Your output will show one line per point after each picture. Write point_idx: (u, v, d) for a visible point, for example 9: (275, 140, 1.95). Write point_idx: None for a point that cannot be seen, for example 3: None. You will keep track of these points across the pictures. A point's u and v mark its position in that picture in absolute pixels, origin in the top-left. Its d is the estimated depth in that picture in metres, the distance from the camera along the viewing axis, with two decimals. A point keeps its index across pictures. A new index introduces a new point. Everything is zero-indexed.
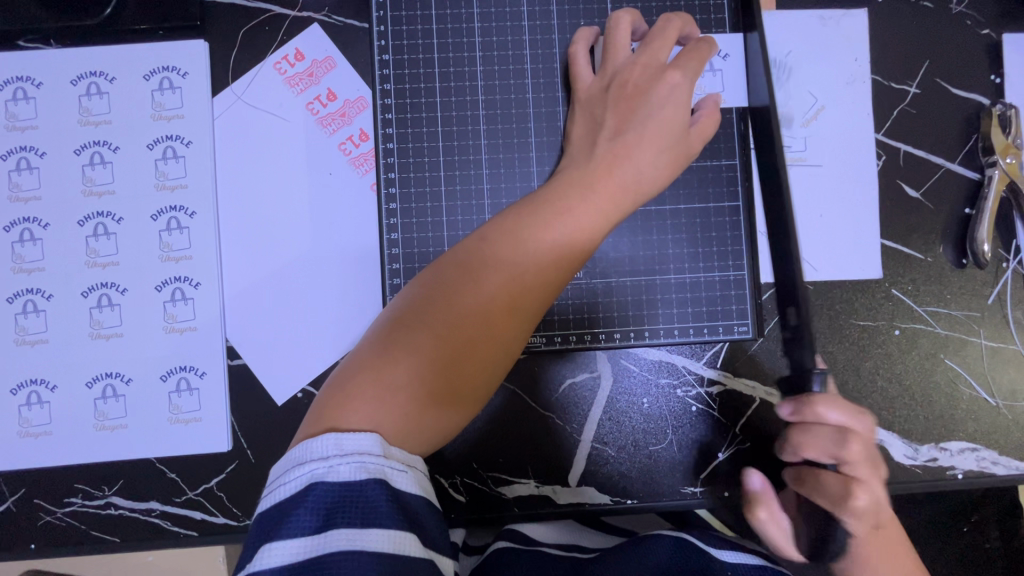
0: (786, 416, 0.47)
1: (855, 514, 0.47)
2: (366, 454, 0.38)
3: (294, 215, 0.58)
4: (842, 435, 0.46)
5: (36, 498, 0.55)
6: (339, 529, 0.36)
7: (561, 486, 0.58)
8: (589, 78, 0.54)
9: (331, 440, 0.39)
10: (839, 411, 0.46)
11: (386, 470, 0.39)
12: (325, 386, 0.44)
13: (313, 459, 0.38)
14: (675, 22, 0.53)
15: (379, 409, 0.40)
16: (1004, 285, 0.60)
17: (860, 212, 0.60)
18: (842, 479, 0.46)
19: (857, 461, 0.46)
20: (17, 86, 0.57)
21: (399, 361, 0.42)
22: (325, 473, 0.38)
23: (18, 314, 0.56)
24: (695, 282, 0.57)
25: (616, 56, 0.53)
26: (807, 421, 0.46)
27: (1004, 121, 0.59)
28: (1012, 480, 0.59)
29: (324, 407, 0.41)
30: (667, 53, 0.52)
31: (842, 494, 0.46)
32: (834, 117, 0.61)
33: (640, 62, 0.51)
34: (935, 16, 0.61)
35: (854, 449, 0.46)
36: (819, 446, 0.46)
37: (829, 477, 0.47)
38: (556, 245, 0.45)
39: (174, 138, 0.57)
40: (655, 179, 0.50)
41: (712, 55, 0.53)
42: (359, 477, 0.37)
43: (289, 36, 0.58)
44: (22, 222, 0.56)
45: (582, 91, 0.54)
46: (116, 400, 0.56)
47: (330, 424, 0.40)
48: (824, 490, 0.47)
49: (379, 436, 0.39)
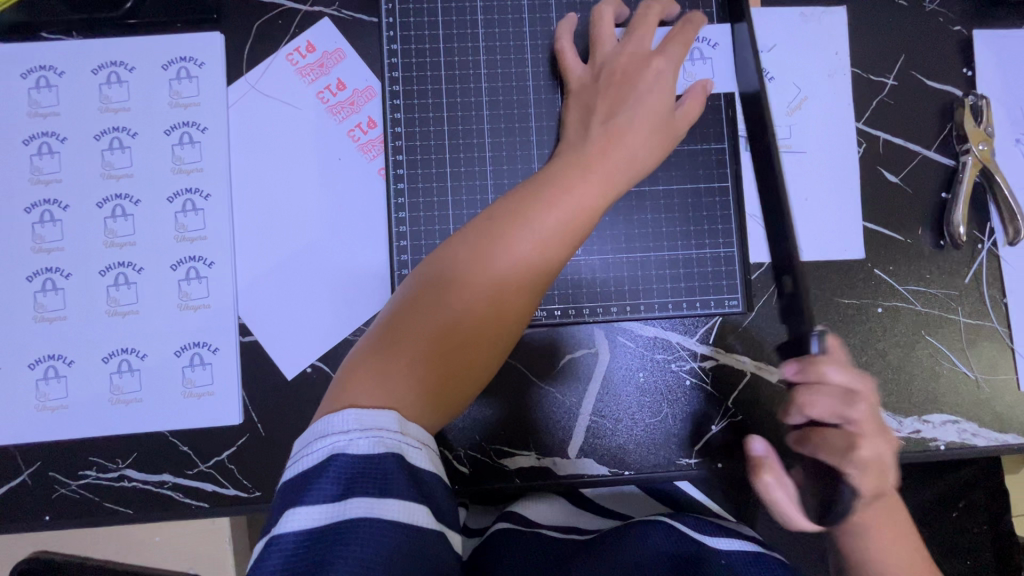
0: (792, 375, 0.52)
1: (862, 469, 0.50)
2: (384, 430, 0.40)
3: (306, 197, 0.60)
4: (849, 397, 0.51)
5: (51, 470, 0.57)
6: (357, 498, 0.37)
7: (561, 458, 0.60)
8: (579, 69, 0.57)
9: (350, 416, 0.40)
10: (840, 373, 0.50)
11: (403, 446, 0.40)
12: (342, 368, 0.46)
13: (334, 433, 0.40)
14: (653, 10, 0.58)
15: (396, 386, 0.43)
16: (980, 265, 0.63)
17: (843, 195, 0.64)
18: (843, 435, 0.51)
19: (862, 421, 0.51)
20: (40, 74, 0.60)
21: (413, 340, 0.44)
22: (345, 446, 0.39)
23: (37, 292, 0.58)
24: (687, 259, 0.61)
25: (602, 48, 0.57)
26: (811, 382, 0.51)
27: (976, 110, 0.63)
28: (992, 450, 0.62)
29: (343, 386, 0.43)
30: (648, 40, 0.57)
31: (847, 449, 0.50)
32: (817, 106, 0.64)
33: (626, 51, 0.56)
34: (909, 13, 0.65)
35: (860, 408, 0.51)
36: (823, 405, 0.51)
37: (831, 435, 0.51)
38: (559, 223, 0.48)
39: (190, 124, 0.60)
40: (648, 157, 0.53)
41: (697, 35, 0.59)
42: (377, 451, 0.39)
43: (301, 28, 0.61)
44: (43, 204, 0.59)
45: (573, 80, 0.57)
46: (131, 375, 0.58)
47: (349, 400, 0.42)
48: (828, 445, 0.51)
49: (397, 414, 0.41)
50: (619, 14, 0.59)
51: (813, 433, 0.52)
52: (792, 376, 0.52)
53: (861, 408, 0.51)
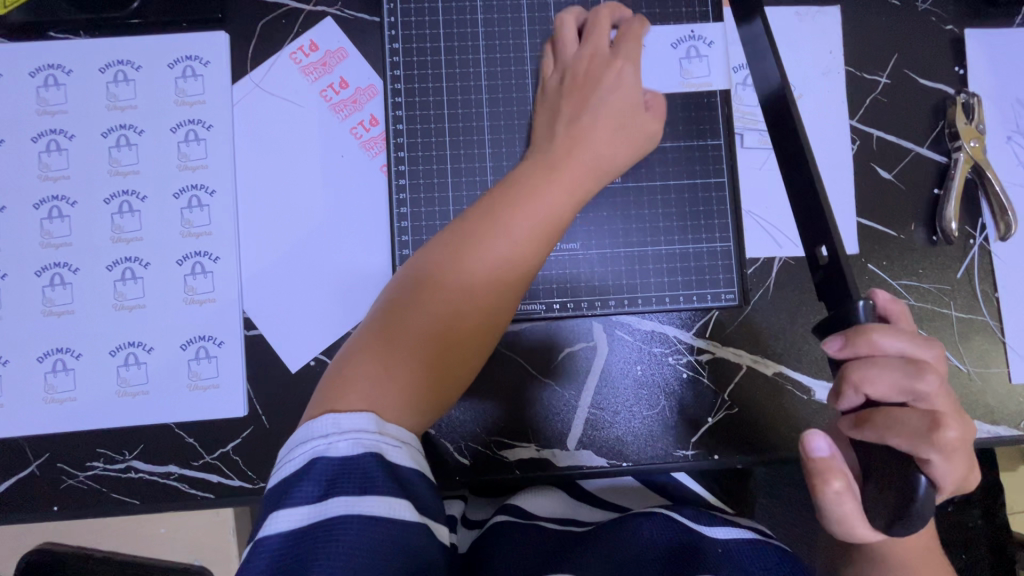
0: (837, 352, 0.41)
1: (947, 454, 0.39)
2: (363, 431, 0.41)
3: (309, 193, 0.61)
4: (914, 367, 0.40)
5: (60, 462, 0.58)
6: (338, 497, 0.38)
7: (560, 449, 0.61)
8: (546, 75, 0.59)
9: (330, 420, 0.41)
10: (895, 339, 0.41)
11: (382, 446, 0.41)
12: (325, 377, 0.47)
13: (314, 438, 0.41)
14: (604, 13, 0.59)
15: (374, 390, 0.43)
16: (971, 260, 0.65)
17: (836, 192, 0.65)
18: (922, 415, 0.39)
19: (933, 395, 0.40)
20: (48, 73, 0.61)
21: (390, 345, 0.45)
22: (325, 449, 0.40)
23: (46, 286, 0.59)
24: (683, 254, 0.62)
25: (565, 51, 0.59)
26: (862, 356, 0.41)
27: (968, 108, 0.64)
28: (984, 442, 0.63)
29: (327, 392, 0.44)
30: (605, 40, 0.58)
31: (928, 430, 0.39)
32: (811, 104, 0.65)
33: (586, 56, 0.57)
34: (902, 12, 0.66)
35: (930, 380, 0.40)
36: (883, 380, 0.41)
37: (906, 416, 0.40)
38: (528, 224, 0.49)
39: (195, 121, 0.61)
40: (618, 156, 0.55)
41: (646, 31, 0.60)
42: (355, 452, 0.40)
43: (305, 28, 0.62)
44: (51, 200, 0.60)
45: (545, 85, 0.59)
46: (138, 368, 0.59)
47: (330, 406, 0.43)
48: (904, 428, 0.40)
49: (375, 416, 0.42)
50: (580, 19, 0.60)
51: (879, 415, 0.41)
52: (837, 354, 0.42)
53: (933, 379, 0.40)
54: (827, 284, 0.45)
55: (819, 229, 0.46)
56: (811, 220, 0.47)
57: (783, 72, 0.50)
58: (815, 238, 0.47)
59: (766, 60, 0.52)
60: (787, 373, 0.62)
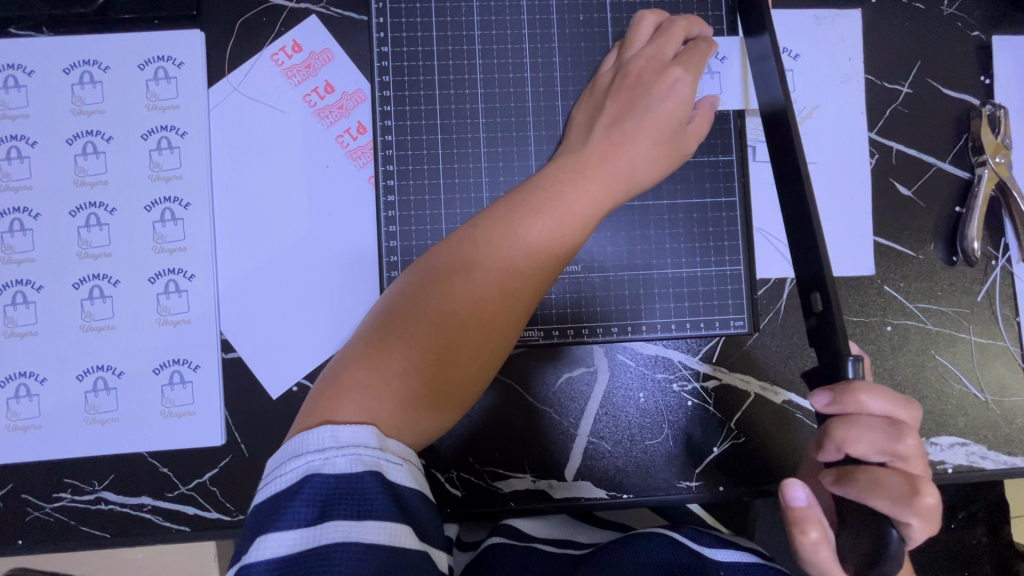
0: (823, 407, 0.41)
1: (926, 519, 0.38)
2: (363, 447, 0.37)
3: (291, 206, 0.57)
4: (896, 429, 0.40)
5: (24, 493, 0.54)
6: (334, 521, 0.34)
7: (557, 480, 0.58)
8: (602, 71, 0.56)
9: (327, 433, 0.37)
10: (881, 398, 0.40)
11: (383, 463, 0.37)
12: (324, 376, 0.43)
13: (309, 451, 0.37)
14: (681, 23, 0.55)
15: (370, 401, 0.40)
16: (993, 282, 0.61)
17: (853, 210, 0.61)
18: (902, 478, 0.39)
19: (911, 457, 0.40)
20: (8, 74, 0.56)
21: (393, 350, 0.41)
22: (321, 465, 0.36)
23: (7, 305, 0.55)
24: (691, 277, 0.58)
25: (629, 49, 0.55)
26: (847, 413, 0.41)
27: (993, 121, 0.61)
28: (1002, 474, 0.60)
29: (321, 400, 0.40)
30: (672, 48, 0.54)
31: (909, 495, 0.38)
32: (828, 116, 0.61)
33: (646, 54, 0.53)
34: (926, 17, 0.62)
35: (909, 442, 0.40)
36: (866, 440, 0.40)
37: (886, 477, 0.40)
38: (550, 231, 0.45)
39: (168, 128, 0.57)
40: (649, 170, 0.50)
41: (712, 54, 0.55)
42: (355, 470, 0.36)
43: (287, 27, 0.58)
44: (13, 212, 0.56)
45: (596, 82, 0.55)
46: (107, 394, 0.55)
47: (325, 417, 0.39)
48: (885, 490, 0.39)
49: (375, 429, 0.38)
50: (661, 19, 0.56)
51: (861, 474, 0.40)
52: (825, 408, 0.41)
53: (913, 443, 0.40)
54: (819, 331, 0.44)
55: (817, 275, 0.45)
56: (812, 257, 0.46)
57: (786, 92, 0.48)
58: (812, 283, 0.46)
59: (770, 79, 0.51)
60: (796, 402, 0.59)
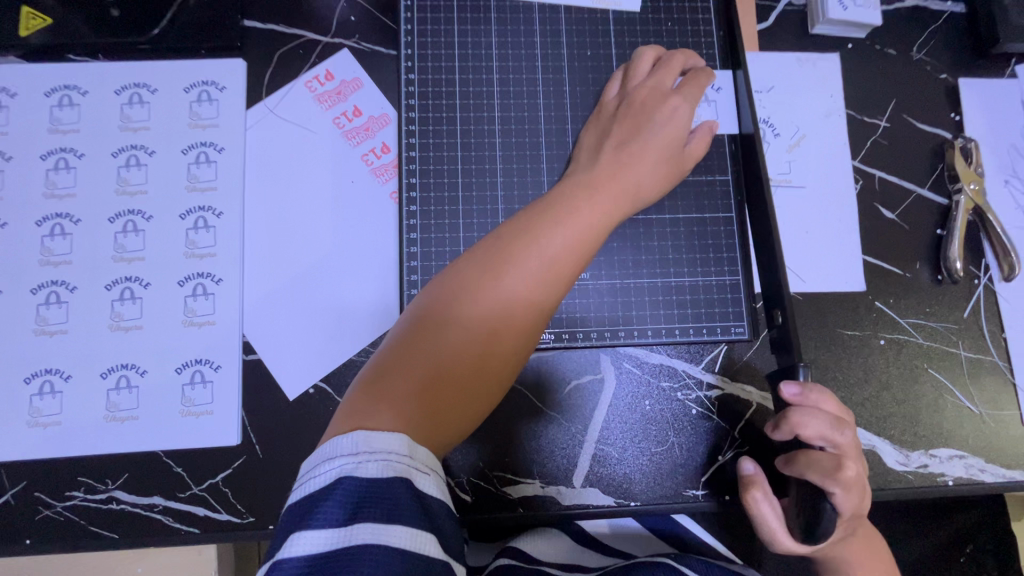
0: (791, 396, 0.49)
1: (848, 490, 0.47)
2: (393, 454, 0.38)
3: (317, 217, 0.61)
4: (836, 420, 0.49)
5: (37, 490, 0.55)
6: (364, 524, 0.36)
7: (566, 487, 0.59)
8: (609, 97, 0.61)
9: (360, 437, 0.39)
10: (832, 402, 0.50)
11: (411, 470, 0.39)
12: (353, 383, 0.44)
13: (342, 455, 0.38)
14: (680, 58, 0.61)
15: (406, 406, 0.42)
16: (977, 299, 0.65)
17: (842, 230, 0.65)
18: (832, 456, 0.48)
19: (846, 446, 0.49)
20: (63, 94, 0.61)
21: (424, 359, 0.44)
22: (353, 469, 0.38)
23: (41, 305, 0.57)
24: (693, 286, 0.61)
25: (633, 80, 0.60)
26: (806, 405, 0.49)
27: (966, 152, 0.66)
28: (1001, 487, 0.61)
29: (357, 404, 0.42)
30: (673, 80, 0.59)
31: (834, 469, 0.47)
32: (815, 144, 0.67)
33: (650, 85, 0.59)
34: (899, 60, 0.69)
35: (845, 433, 0.49)
36: (814, 427, 0.48)
37: (819, 457, 0.49)
38: (566, 245, 0.48)
39: (207, 144, 0.61)
40: (653, 186, 0.55)
41: (710, 84, 0.61)
42: (385, 475, 0.38)
43: (322, 58, 0.64)
44: (55, 218, 0.59)
45: (602, 108, 0.60)
46: (128, 392, 0.57)
47: (360, 418, 0.41)
48: (815, 466, 0.48)
49: (406, 437, 0.40)
50: (661, 54, 0.62)
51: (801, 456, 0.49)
52: (793, 397, 0.49)
53: (847, 432, 0.49)
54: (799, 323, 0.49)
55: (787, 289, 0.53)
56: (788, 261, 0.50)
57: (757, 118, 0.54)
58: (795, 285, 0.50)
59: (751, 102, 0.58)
60: None
